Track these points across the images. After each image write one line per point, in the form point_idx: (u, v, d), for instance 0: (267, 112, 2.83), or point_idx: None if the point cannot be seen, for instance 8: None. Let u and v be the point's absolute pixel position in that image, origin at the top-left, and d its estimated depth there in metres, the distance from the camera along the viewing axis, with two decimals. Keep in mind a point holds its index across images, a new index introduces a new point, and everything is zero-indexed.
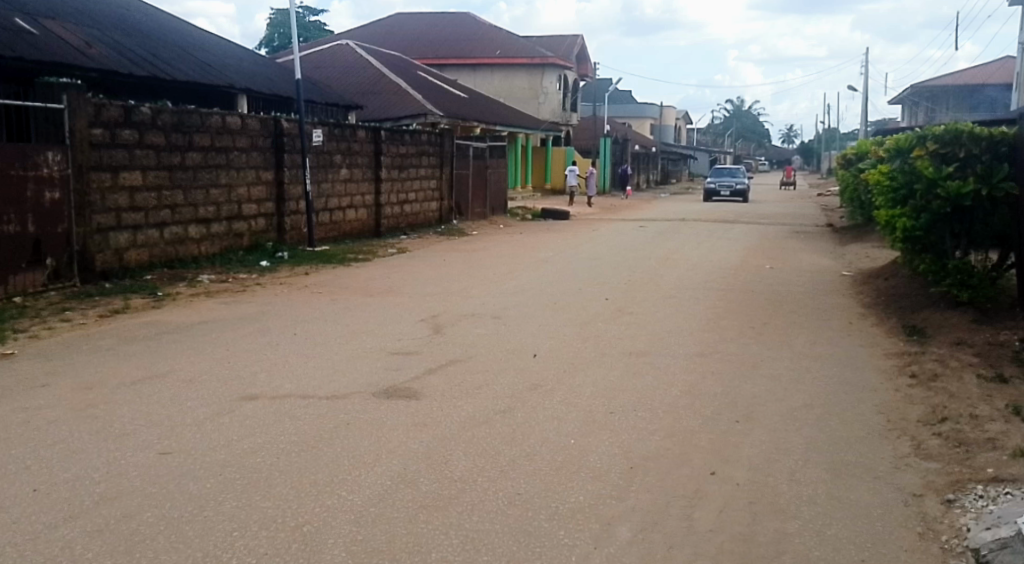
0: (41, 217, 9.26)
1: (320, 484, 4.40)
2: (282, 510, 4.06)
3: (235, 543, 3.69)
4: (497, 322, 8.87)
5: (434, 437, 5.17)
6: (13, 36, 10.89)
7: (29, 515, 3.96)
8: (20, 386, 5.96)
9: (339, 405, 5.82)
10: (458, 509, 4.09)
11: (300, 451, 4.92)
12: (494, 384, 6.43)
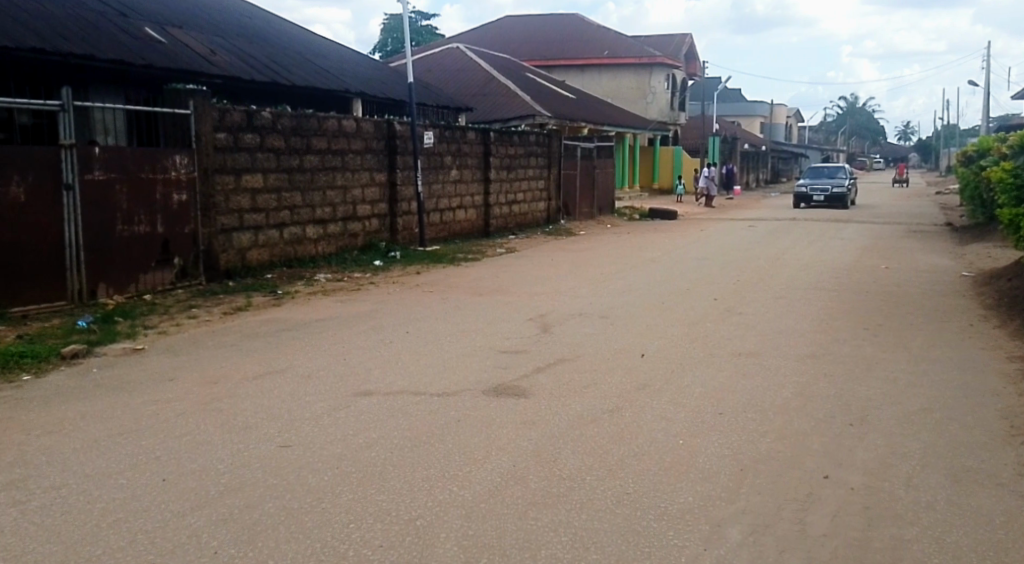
0: (169, 217, 9.78)
1: (430, 479, 4.44)
2: (395, 504, 4.12)
3: (351, 534, 3.78)
4: (605, 322, 8.78)
5: (542, 435, 5.15)
6: (148, 47, 11.56)
7: (159, 503, 4.17)
8: (152, 379, 6.29)
9: (449, 402, 5.88)
10: (566, 507, 4.05)
11: (413, 446, 4.99)
12: (601, 383, 6.36)
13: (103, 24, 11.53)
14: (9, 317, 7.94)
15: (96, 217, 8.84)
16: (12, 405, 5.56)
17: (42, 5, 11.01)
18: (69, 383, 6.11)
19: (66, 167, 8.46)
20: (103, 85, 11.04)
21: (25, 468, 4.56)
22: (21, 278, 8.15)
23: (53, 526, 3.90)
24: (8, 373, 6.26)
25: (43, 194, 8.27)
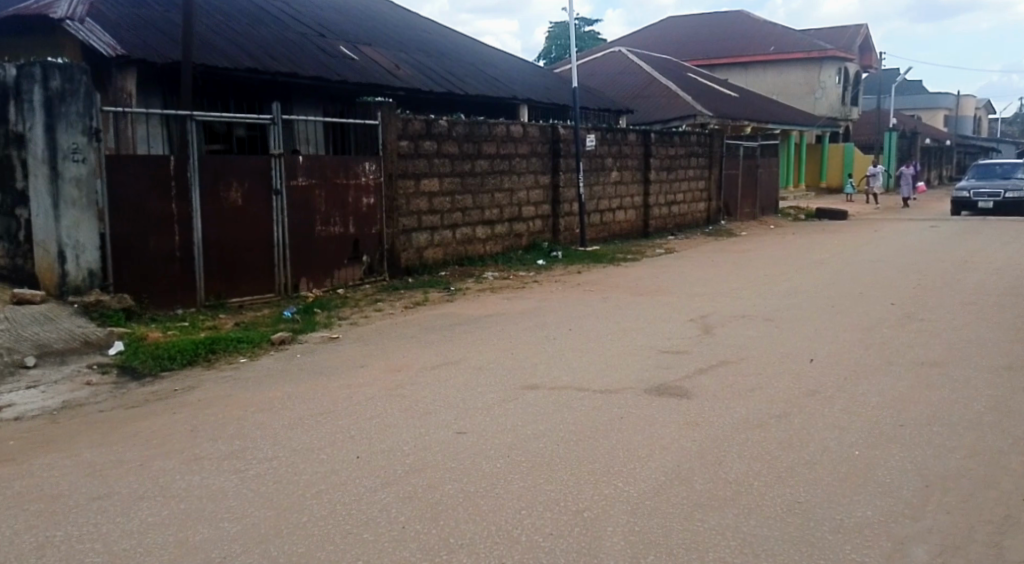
0: (359, 219, 10.58)
1: (597, 474, 4.67)
2: (563, 495, 4.37)
3: (523, 521, 4.05)
4: (770, 324, 8.72)
5: (707, 437, 5.27)
6: (340, 63, 12.50)
7: (353, 478, 4.58)
8: (345, 365, 6.92)
9: (613, 398, 6.12)
10: (735, 511, 4.17)
11: (579, 440, 5.24)
12: (768, 387, 6.39)
13: (302, 43, 12.58)
14: (227, 307, 8.93)
15: (299, 219, 9.74)
16: (231, 384, 6.29)
17: (251, 28, 12.18)
18: (276, 366, 6.81)
19: (275, 174, 9.38)
20: (305, 98, 12.06)
21: (246, 437, 5.14)
22: (237, 273, 9.12)
23: (267, 493, 4.31)
24: (227, 356, 7.05)
25: (256, 199, 9.22)
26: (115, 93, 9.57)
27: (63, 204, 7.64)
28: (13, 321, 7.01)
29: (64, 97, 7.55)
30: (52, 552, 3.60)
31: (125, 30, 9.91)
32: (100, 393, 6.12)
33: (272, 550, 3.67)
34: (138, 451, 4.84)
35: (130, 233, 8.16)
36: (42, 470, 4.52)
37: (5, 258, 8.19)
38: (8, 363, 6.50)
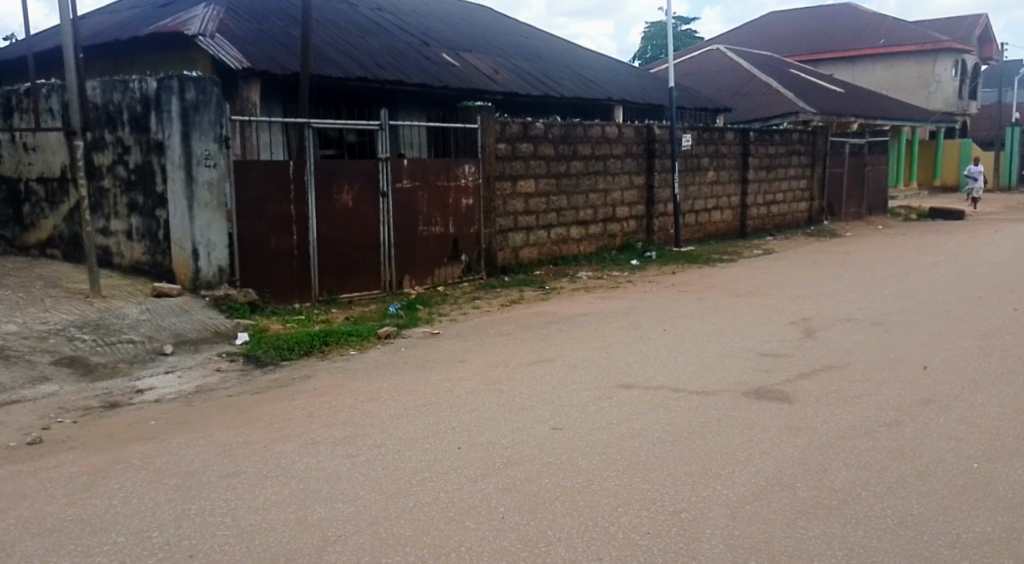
0: (459, 220, 10.94)
1: (695, 476, 4.64)
2: (660, 494, 4.37)
3: (620, 518, 4.08)
4: (878, 330, 8.56)
5: (811, 444, 5.20)
6: (443, 69, 12.90)
7: (454, 468, 4.73)
8: (446, 359, 7.23)
9: (711, 401, 6.14)
10: (843, 520, 4.10)
11: (677, 441, 5.25)
12: (876, 395, 6.31)
13: (407, 51, 13.05)
14: (338, 302, 9.46)
15: (404, 220, 10.16)
16: (342, 374, 6.68)
17: (361, 39, 12.74)
18: (384, 359, 7.18)
19: (382, 177, 9.82)
20: (410, 104, 12.51)
21: (357, 424, 5.46)
22: (347, 270, 9.62)
23: (375, 478, 4.52)
24: (340, 347, 7.48)
25: (365, 200, 9.68)
26: (239, 103, 10.17)
27: (196, 206, 8.28)
28: (154, 313, 7.76)
29: (197, 108, 8.14)
30: (188, 523, 3.92)
31: (248, 44, 10.55)
32: (228, 379, 6.62)
33: (381, 532, 3.85)
34: (262, 434, 5.23)
35: (253, 233, 8.74)
36: (180, 448, 4.96)
37: (146, 255, 8.85)
38: (149, 349, 7.23)
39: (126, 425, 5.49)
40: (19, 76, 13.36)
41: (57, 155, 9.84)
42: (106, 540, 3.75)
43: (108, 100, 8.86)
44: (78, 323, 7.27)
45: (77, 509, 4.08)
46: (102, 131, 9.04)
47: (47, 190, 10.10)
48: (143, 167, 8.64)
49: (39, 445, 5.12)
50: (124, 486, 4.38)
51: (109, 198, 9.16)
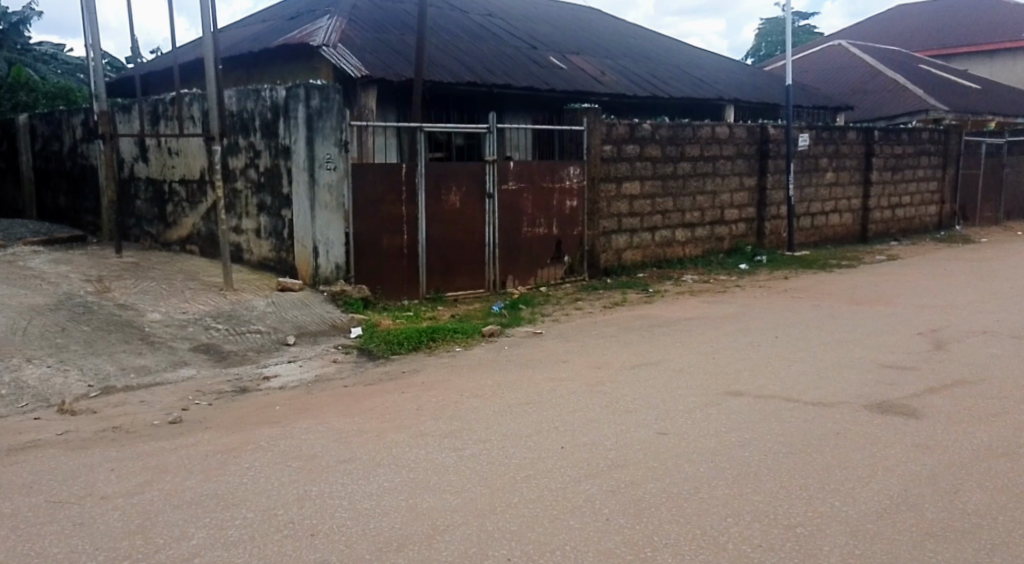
0: (563, 221, 11.11)
1: (811, 489, 4.52)
2: (773, 507, 4.28)
3: (730, 528, 4.03)
4: (1016, 345, 8.18)
5: (938, 463, 4.96)
6: (551, 73, 13.10)
7: (560, 467, 4.81)
8: (550, 360, 7.39)
9: (827, 412, 5.98)
10: (973, 546, 3.90)
11: (789, 452, 5.11)
12: (1014, 413, 5.99)
13: (517, 56, 13.33)
14: (444, 300, 9.80)
15: (509, 221, 10.41)
16: (448, 370, 6.96)
17: (473, 45, 13.10)
18: (488, 357, 7.43)
19: (488, 179, 10.09)
20: (518, 108, 12.79)
21: (463, 419, 5.68)
22: (453, 269, 9.96)
23: (482, 473, 4.69)
24: (446, 343, 7.79)
25: (472, 201, 9.99)
26: (357, 109, 10.64)
27: (318, 206, 8.77)
28: (278, 306, 8.30)
29: (321, 114, 8.62)
30: (309, 503, 4.24)
31: (368, 52, 11.05)
32: (343, 370, 7.03)
33: (488, 525, 4.02)
34: (374, 423, 5.55)
35: (368, 232, 9.18)
36: (302, 433, 5.32)
37: (272, 252, 9.41)
38: (274, 339, 7.75)
39: (255, 409, 5.92)
40: (164, 86, 14.41)
41: (197, 159, 10.55)
42: (237, 515, 4.11)
43: (242, 108, 9.47)
44: (212, 314, 8.02)
45: (212, 484, 4.47)
46: (237, 136, 9.67)
47: (187, 191, 10.87)
48: (272, 170, 9.20)
49: (179, 424, 5.60)
50: (253, 465, 4.76)
51: (242, 198, 9.78)
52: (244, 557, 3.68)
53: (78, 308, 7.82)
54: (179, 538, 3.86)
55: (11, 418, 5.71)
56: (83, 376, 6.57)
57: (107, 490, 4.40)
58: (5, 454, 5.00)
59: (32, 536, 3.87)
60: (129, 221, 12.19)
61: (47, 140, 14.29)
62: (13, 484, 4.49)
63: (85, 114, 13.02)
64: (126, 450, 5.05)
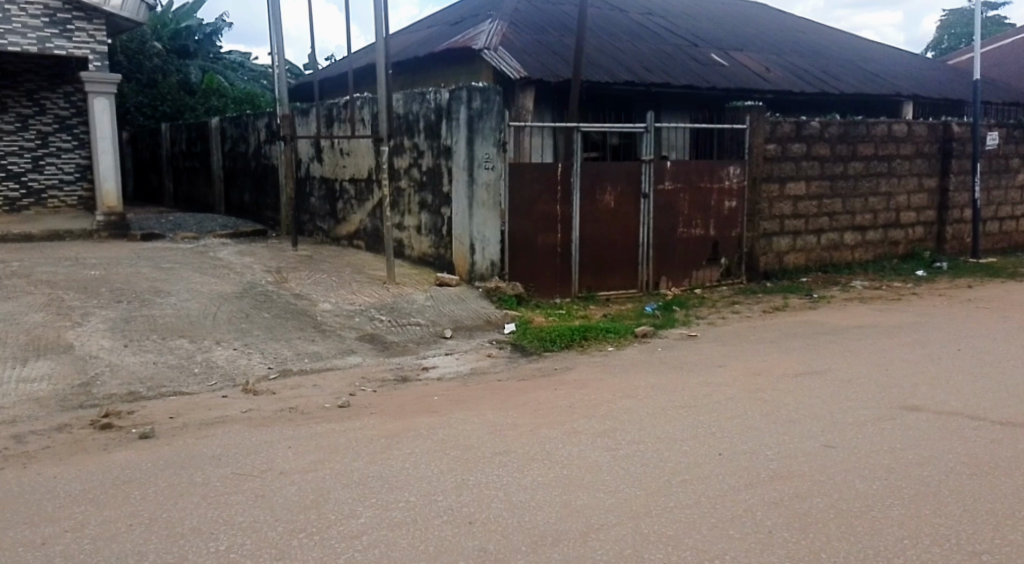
0: (721, 222, 10.86)
1: (999, 515, 4.19)
2: (955, 532, 4.01)
3: (904, 551, 3.81)
4: None
5: None
6: (712, 70, 12.82)
7: (718, 474, 4.70)
8: (707, 364, 7.23)
9: (1016, 434, 5.51)
10: None
11: (973, 474, 4.76)
12: None
13: (676, 54, 13.12)
14: (596, 299, 9.81)
15: (664, 222, 10.28)
16: (601, 369, 6.96)
17: (632, 44, 13.01)
18: (642, 358, 7.37)
19: (644, 178, 10.01)
20: (676, 107, 12.61)
21: (617, 419, 5.66)
22: (607, 268, 9.95)
23: (636, 474, 4.67)
24: (598, 343, 7.80)
25: (627, 201, 9.95)
26: (515, 110, 10.84)
27: (475, 204, 9.01)
28: (436, 300, 8.60)
29: (481, 115, 8.82)
30: (467, 492, 4.37)
31: (528, 54, 11.21)
32: (498, 364, 7.18)
33: (645, 527, 4.00)
34: (528, 418, 5.64)
35: (523, 230, 9.34)
36: (459, 423, 5.49)
37: (431, 248, 9.75)
38: (432, 332, 8.02)
39: (415, 398, 6.16)
40: (338, 90, 15.22)
41: (365, 159, 11.08)
42: (401, 498, 4.29)
43: (409, 110, 9.86)
44: (376, 306, 8.43)
45: (376, 467, 4.70)
46: (403, 137, 10.09)
47: (356, 189, 11.43)
48: (434, 169, 9.53)
49: (346, 408, 5.91)
50: (414, 451, 4.96)
51: (405, 196, 10.20)
52: (407, 539, 3.85)
53: (260, 296, 8.43)
54: (348, 516, 4.08)
55: (202, 395, 6.22)
56: (264, 358, 7.06)
57: (284, 466, 4.71)
58: (197, 428, 5.45)
59: (219, 504, 4.21)
60: (304, 217, 12.98)
61: (235, 142, 15.45)
62: (204, 455, 4.90)
63: (268, 117, 13.97)
64: (300, 429, 5.38)
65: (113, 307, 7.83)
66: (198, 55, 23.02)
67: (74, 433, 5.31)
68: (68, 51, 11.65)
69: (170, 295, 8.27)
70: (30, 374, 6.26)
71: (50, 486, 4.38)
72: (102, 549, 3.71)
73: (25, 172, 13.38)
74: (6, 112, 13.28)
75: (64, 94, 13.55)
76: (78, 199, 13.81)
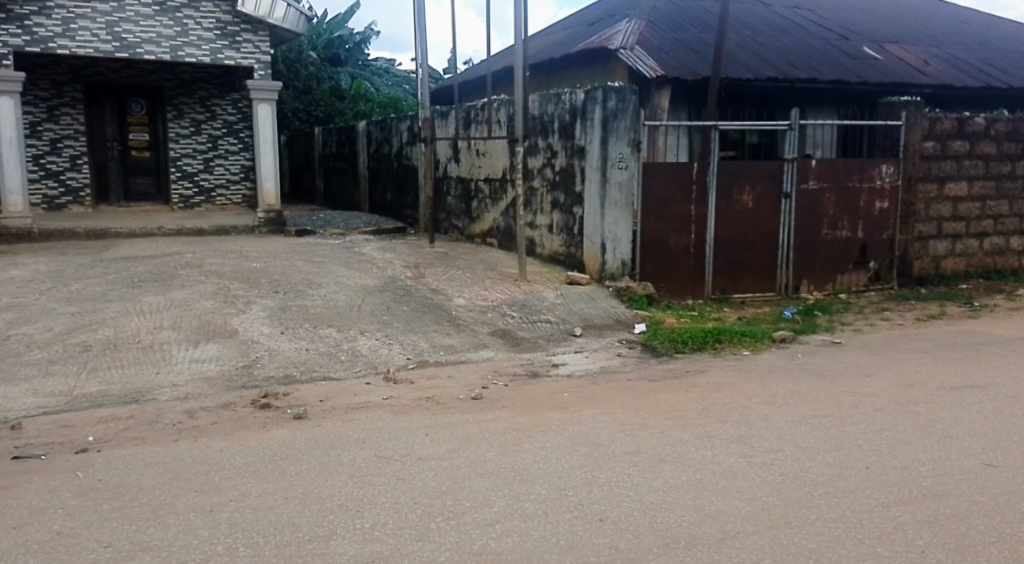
0: (870, 224, 10.43)
1: None
2: None
3: None
4: None
5: None
6: (864, 65, 12.32)
7: (864, 488, 4.56)
8: (854, 373, 6.98)
9: None
10: None
11: None
12: None
13: (825, 49, 12.69)
14: (731, 302, 9.66)
15: (807, 223, 9.97)
16: (736, 373, 6.87)
17: (776, 40, 12.67)
18: (779, 364, 7.21)
19: (787, 178, 9.76)
20: (819, 106, 12.20)
21: (753, 425, 5.58)
22: (743, 270, 9.77)
23: (774, 483, 4.61)
24: (732, 346, 7.69)
25: (767, 201, 9.73)
26: (650, 109, 10.83)
27: (607, 204, 9.07)
28: (566, 298, 8.73)
29: (616, 116, 8.87)
30: (598, 490, 4.44)
31: (665, 53, 11.13)
32: (628, 364, 7.21)
33: (783, 538, 3.95)
34: (659, 419, 5.66)
35: (656, 230, 9.31)
36: (590, 421, 5.57)
37: (563, 247, 9.88)
38: (563, 330, 8.14)
39: (546, 393, 6.29)
40: (477, 91, 15.57)
41: (500, 159, 11.32)
42: (533, 491, 4.42)
43: (544, 112, 10.02)
44: (508, 302, 8.63)
45: (510, 459, 4.85)
46: (537, 138, 10.26)
47: (491, 188, 11.70)
48: (567, 169, 9.66)
49: (480, 400, 6.11)
50: (546, 446, 5.08)
51: (538, 196, 10.38)
52: (540, 531, 3.97)
53: (400, 290, 8.80)
54: (482, 504, 4.25)
55: (348, 380, 6.58)
56: (403, 349, 7.37)
57: (423, 452, 4.94)
58: (345, 411, 5.79)
59: (365, 484, 4.47)
60: (441, 215, 13.40)
61: (379, 143, 16.11)
62: (351, 437, 5.20)
63: (410, 120, 14.48)
64: (438, 418, 5.61)
65: (270, 297, 8.38)
66: (348, 62, 24.11)
67: (238, 410, 5.75)
68: (236, 61, 12.53)
69: (322, 287, 8.77)
70: (201, 355, 6.81)
71: (217, 457, 4.78)
72: (261, 519, 4.02)
73: (197, 172, 14.45)
74: (183, 117, 14.25)
75: (232, 100, 14.58)
76: (242, 197, 14.87)
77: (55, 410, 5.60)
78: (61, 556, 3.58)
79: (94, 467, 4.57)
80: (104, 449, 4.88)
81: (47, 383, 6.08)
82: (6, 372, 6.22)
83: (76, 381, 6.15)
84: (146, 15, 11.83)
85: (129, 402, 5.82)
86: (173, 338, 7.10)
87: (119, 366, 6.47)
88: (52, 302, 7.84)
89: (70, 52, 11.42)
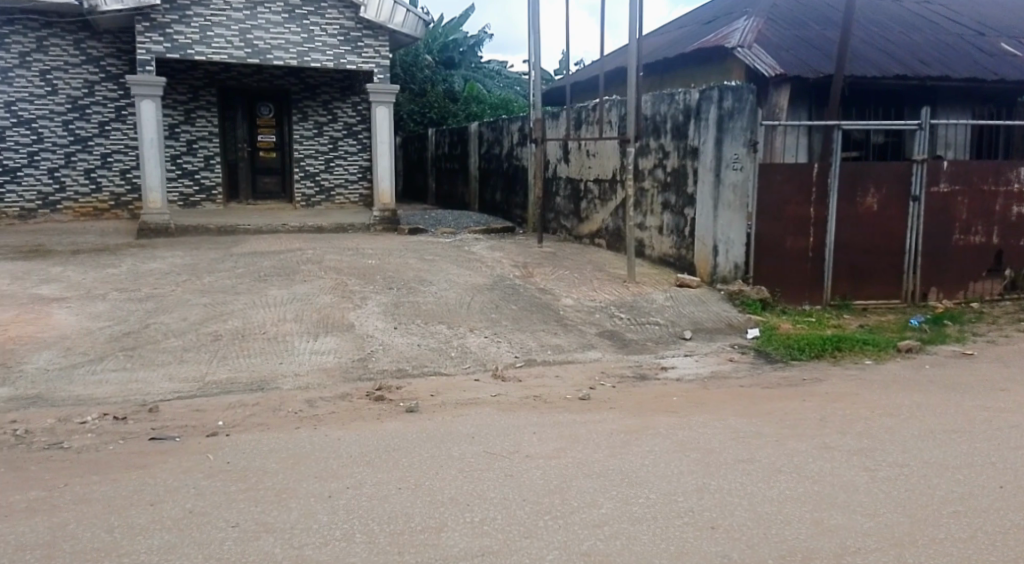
0: (1006, 229, 9.84)
1: None
2: None
3: None
4: None
5: None
6: (1001, 61, 11.63)
7: (998, 509, 4.31)
8: (986, 387, 6.60)
9: None
10: None
11: None
12: None
13: (959, 44, 12.05)
14: (852, 308, 9.31)
15: (936, 227, 9.50)
16: (856, 383, 6.61)
17: (905, 36, 12.12)
18: (903, 375, 6.89)
19: (915, 180, 9.31)
20: (949, 104, 11.60)
21: (874, 437, 5.36)
22: (865, 276, 9.40)
23: (897, 498, 4.42)
24: (853, 355, 7.40)
25: (892, 204, 9.32)
26: (768, 108, 10.56)
27: (720, 204, 8.90)
28: (677, 301, 8.61)
29: (733, 115, 8.68)
30: (709, 497, 4.37)
31: (784, 51, 10.82)
32: (740, 369, 7.05)
33: (908, 557, 3.79)
34: (773, 427, 5.51)
35: (772, 232, 9.06)
36: (701, 426, 5.48)
37: (673, 249, 9.76)
38: (672, 332, 8.02)
39: (654, 396, 6.24)
40: (590, 92, 15.55)
41: (611, 160, 11.27)
42: (642, 494, 4.39)
43: (657, 111, 9.91)
44: (617, 304, 8.58)
45: (618, 461, 4.82)
46: (649, 138, 10.16)
47: (600, 189, 11.66)
48: (679, 170, 9.53)
49: (586, 400, 6.11)
50: (654, 449, 5.03)
51: (648, 196, 10.27)
52: (648, 535, 3.94)
53: (508, 289, 8.89)
54: (590, 505, 4.25)
55: (458, 376, 6.70)
56: (511, 347, 7.44)
57: (530, 450, 4.98)
58: (454, 406, 5.89)
59: (475, 479, 4.54)
60: (549, 215, 13.44)
61: (491, 144, 16.30)
62: (462, 432, 5.28)
63: (521, 121, 14.59)
64: (545, 417, 5.63)
65: (384, 292, 8.61)
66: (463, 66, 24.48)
67: (354, 401, 5.94)
68: (358, 66, 12.93)
69: (433, 284, 8.95)
70: (320, 347, 7.07)
71: (334, 446, 4.96)
72: (375, 508, 4.14)
73: (319, 171, 15.00)
74: (307, 119, 14.81)
75: (352, 103, 15.06)
76: (360, 196, 15.33)
77: (188, 395, 5.93)
78: (194, 532, 3.79)
79: (223, 450, 4.82)
80: (233, 433, 5.14)
81: (181, 368, 6.45)
82: (145, 357, 6.64)
83: (207, 368, 6.51)
84: (275, 22, 12.37)
85: (255, 390, 6.12)
86: (295, 330, 7.40)
87: (246, 355, 6.80)
88: (185, 293, 8.31)
89: (206, 58, 12.03)
